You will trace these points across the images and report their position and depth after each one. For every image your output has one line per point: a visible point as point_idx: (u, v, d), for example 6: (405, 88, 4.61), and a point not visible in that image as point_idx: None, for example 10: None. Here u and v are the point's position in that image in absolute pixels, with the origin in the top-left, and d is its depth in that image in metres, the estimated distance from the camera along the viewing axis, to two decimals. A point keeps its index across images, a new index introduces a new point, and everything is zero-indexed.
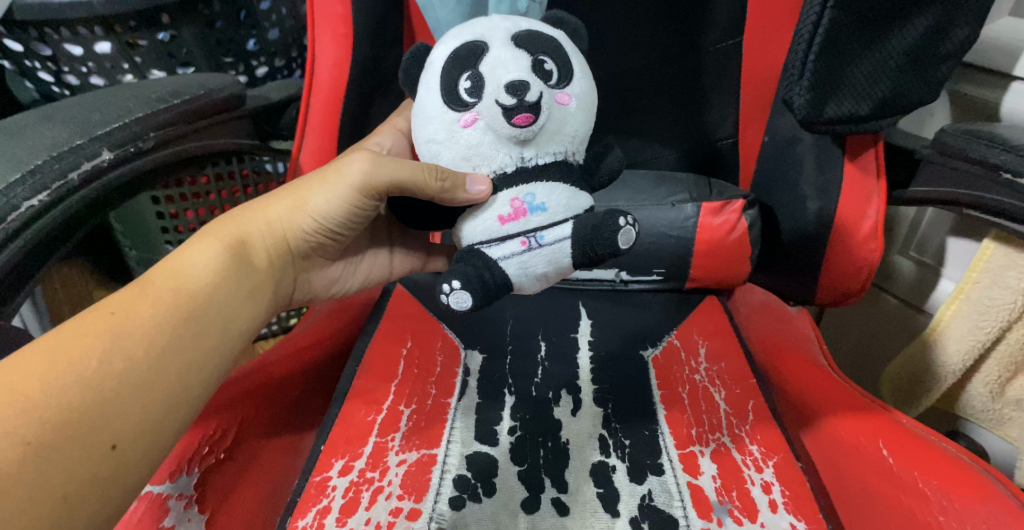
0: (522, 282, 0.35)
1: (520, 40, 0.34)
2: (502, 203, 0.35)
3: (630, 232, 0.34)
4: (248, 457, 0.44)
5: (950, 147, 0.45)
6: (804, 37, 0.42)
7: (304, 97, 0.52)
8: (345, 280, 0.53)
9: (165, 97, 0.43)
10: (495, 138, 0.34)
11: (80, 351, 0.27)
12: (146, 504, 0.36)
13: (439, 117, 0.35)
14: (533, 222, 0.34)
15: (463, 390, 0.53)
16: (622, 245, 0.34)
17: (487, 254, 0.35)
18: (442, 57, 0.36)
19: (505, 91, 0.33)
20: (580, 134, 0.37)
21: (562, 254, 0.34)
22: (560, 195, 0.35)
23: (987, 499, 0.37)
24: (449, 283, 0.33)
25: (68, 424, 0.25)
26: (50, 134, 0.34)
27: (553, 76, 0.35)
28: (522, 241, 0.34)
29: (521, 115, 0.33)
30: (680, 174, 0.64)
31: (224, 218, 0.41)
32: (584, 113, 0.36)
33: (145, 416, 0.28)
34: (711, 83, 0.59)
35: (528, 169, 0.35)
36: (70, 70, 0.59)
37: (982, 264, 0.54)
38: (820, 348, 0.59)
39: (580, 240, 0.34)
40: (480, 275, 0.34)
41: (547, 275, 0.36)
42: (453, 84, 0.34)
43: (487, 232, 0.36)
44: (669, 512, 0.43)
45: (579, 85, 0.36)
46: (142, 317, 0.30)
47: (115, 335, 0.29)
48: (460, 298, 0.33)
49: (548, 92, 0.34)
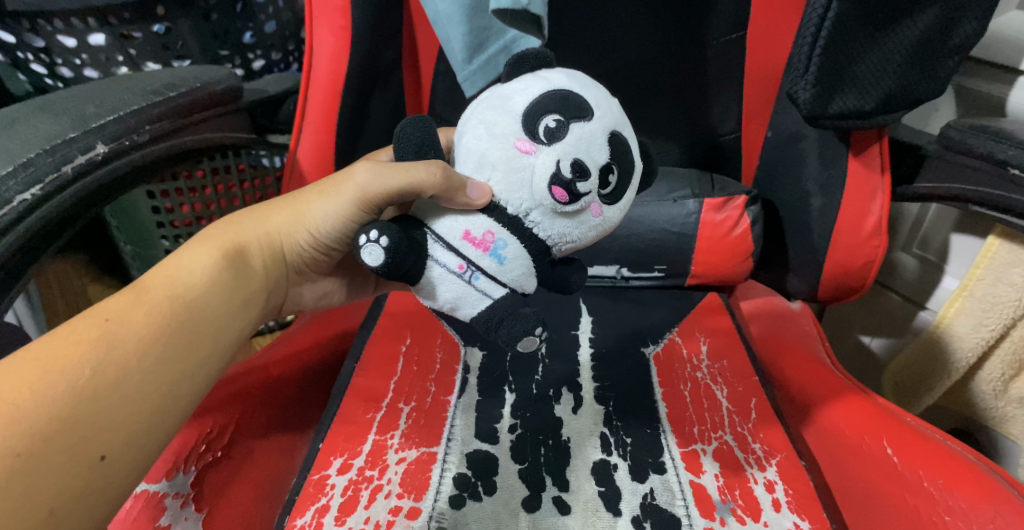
0: (425, 286, 0.34)
1: (616, 141, 0.32)
2: (478, 222, 0.32)
3: (531, 343, 0.32)
4: (244, 455, 0.43)
5: (958, 142, 0.44)
6: (809, 31, 0.41)
7: (302, 91, 0.51)
8: (334, 294, 0.52)
9: (160, 89, 0.42)
10: (527, 181, 0.31)
11: (73, 359, 0.26)
12: (142, 503, 0.35)
13: (506, 119, 0.31)
14: (483, 262, 0.32)
15: (463, 388, 0.53)
16: (518, 346, 0.33)
17: (428, 245, 0.33)
18: (553, 84, 0.32)
19: (574, 161, 0.29)
20: (579, 244, 0.34)
21: (471, 303, 0.33)
22: (523, 266, 0.33)
23: (992, 497, 0.37)
24: (378, 233, 0.30)
25: (57, 434, 0.23)
26: (41, 127, 0.33)
27: (611, 189, 0.32)
28: (459, 264, 0.33)
29: (561, 191, 0.30)
30: (681, 169, 0.63)
31: (224, 224, 0.40)
32: (598, 232, 0.34)
33: (137, 421, 0.27)
34: (714, 77, 0.59)
35: (523, 228, 0.32)
36: (63, 62, 0.58)
37: (987, 261, 0.53)
38: (823, 345, 0.58)
39: (493, 308, 0.33)
40: (406, 255, 0.31)
41: (446, 302, 0.34)
42: (541, 114, 0.30)
43: (446, 231, 0.33)
44: (671, 511, 0.42)
45: (617, 210, 0.34)
46: (138, 325, 0.29)
47: (109, 343, 0.27)
48: (370, 254, 0.30)
49: (596, 195, 0.31)
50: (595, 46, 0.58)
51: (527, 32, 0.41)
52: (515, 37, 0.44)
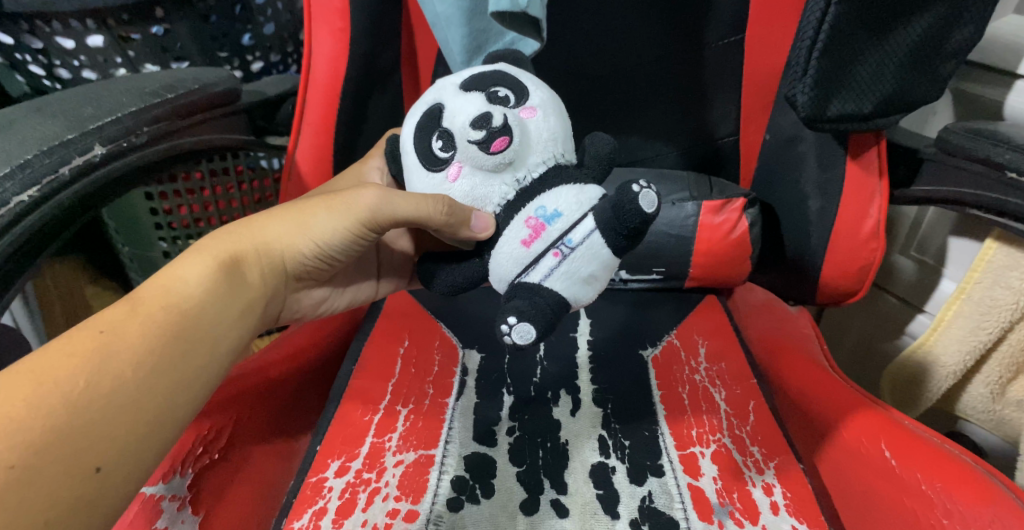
0: (573, 291, 0.33)
1: (468, 85, 0.35)
2: (518, 228, 0.34)
3: (650, 193, 0.31)
4: (242, 458, 0.43)
5: (955, 145, 0.45)
6: (807, 34, 0.42)
7: (301, 93, 0.51)
8: (333, 300, 0.52)
9: (158, 91, 0.42)
10: (483, 171, 0.34)
11: (65, 372, 0.26)
12: (139, 505, 0.35)
13: (429, 182, 0.37)
14: (555, 232, 0.33)
15: (461, 391, 0.53)
16: (649, 210, 0.31)
17: (528, 282, 0.33)
18: (410, 131, 0.37)
19: (472, 128, 0.32)
20: (561, 137, 0.36)
21: (598, 246, 0.32)
22: (566, 193, 0.34)
23: (991, 501, 0.36)
24: (507, 320, 0.31)
25: (52, 447, 0.23)
26: (38, 129, 0.33)
27: (511, 98, 0.35)
28: (555, 254, 0.32)
29: (497, 141, 0.32)
30: (679, 172, 0.63)
31: (219, 235, 0.39)
32: (555, 118, 0.36)
33: (134, 429, 0.27)
34: (712, 80, 0.59)
35: (529, 188, 0.35)
36: (61, 63, 0.58)
37: (984, 265, 0.54)
38: (820, 347, 0.58)
39: (607, 226, 0.32)
40: (530, 301, 0.32)
41: (595, 275, 0.34)
42: (427, 147, 0.35)
43: (517, 263, 0.34)
44: (669, 514, 0.42)
45: (538, 95, 0.35)
46: (132, 335, 0.29)
47: (104, 354, 0.27)
48: (523, 331, 0.31)
49: (512, 112, 0.34)
50: (595, 50, 0.58)
51: (525, 35, 0.41)
52: (513, 39, 0.45)
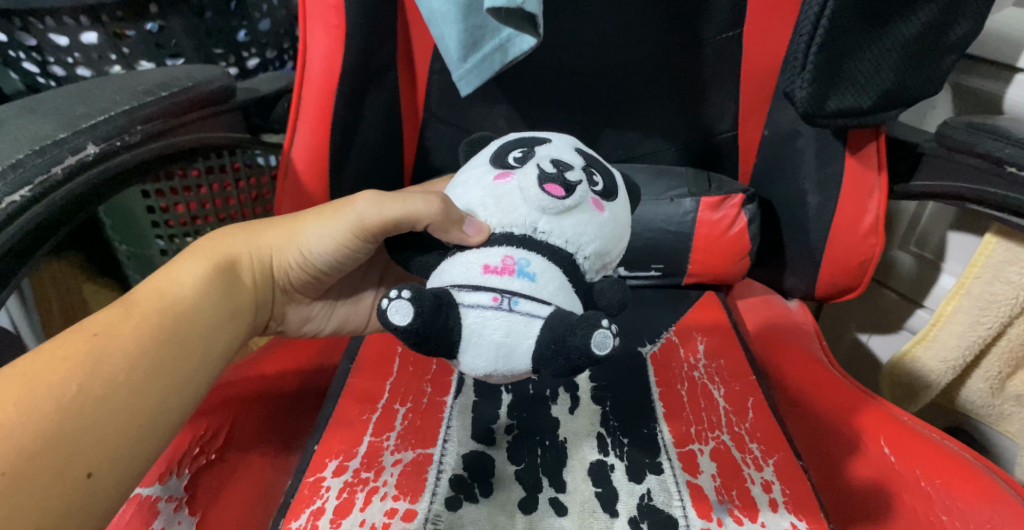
0: (467, 343, 0.28)
1: (581, 153, 0.36)
2: (493, 253, 0.30)
3: (607, 338, 0.27)
4: (240, 456, 0.43)
5: (955, 141, 0.44)
6: (806, 29, 0.41)
7: (296, 90, 0.51)
8: (321, 321, 0.51)
9: (152, 89, 0.42)
10: (519, 198, 0.32)
11: (60, 376, 0.25)
12: (134, 507, 0.35)
13: (478, 172, 0.35)
14: (513, 285, 0.29)
15: (459, 389, 0.53)
16: (596, 352, 0.27)
17: (452, 296, 0.29)
18: (504, 139, 0.38)
19: (551, 164, 0.32)
20: (602, 247, 0.32)
21: (525, 334, 0.28)
22: (556, 277, 0.30)
23: (991, 499, 0.37)
24: (399, 289, 0.28)
25: (45, 449, 0.23)
26: (29, 128, 0.32)
27: (600, 188, 0.34)
28: (493, 297, 0.28)
29: (554, 185, 0.31)
30: (677, 167, 0.61)
31: (218, 237, 0.40)
32: (614, 233, 0.33)
33: (126, 435, 0.26)
34: (711, 76, 0.58)
35: (536, 242, 0.31)
36: (55, 61, 0.57)
37: (983, 260, 0.53)
38: (820, 343, 0.58)
39: (551, 324, 0.28)
40: (434, 299, 0.28)
41: (497, 353, 0.28)
42: (506, 153, 0.35)
43: (464, 275, 0.30)
44: (668, 512, 0.42)
45: (618, 208, 0.35)
46: (125, 339, 0.29)
47: (96, 358, 0.27)
48: (399, 307, 0.27)
49: (589, 191, 0.32)
50: None
51: (521, 31, 0.40)
52: (509, 35, 0.44)
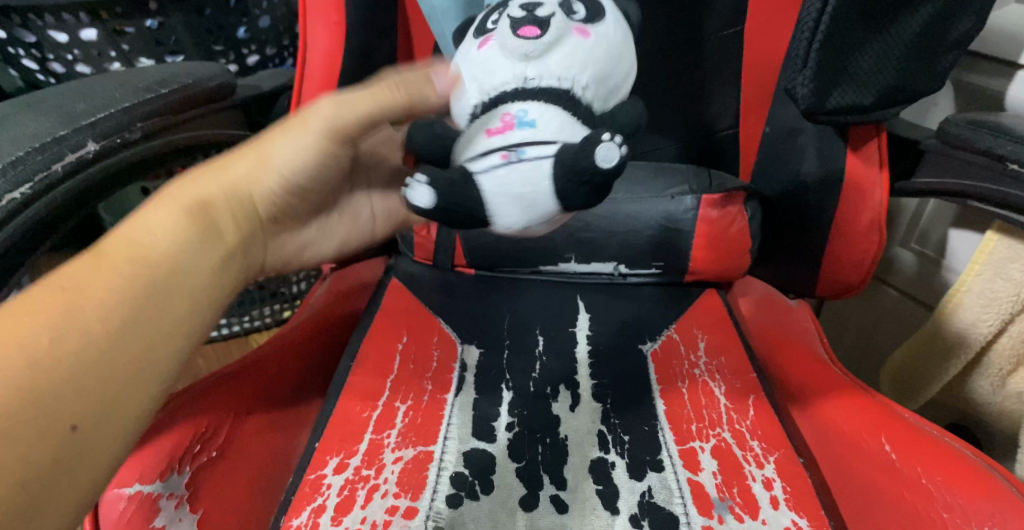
0: (494, 209, 0.39)
1: None
2: (492, 118, 0.39)
3: (608, 148, 0.34)
4: (239, 453, 0.42)
5: (955, 137, 0.44)
6: (807, 24, 0.41)
7: (296, 87, 0.50)
8: (318, 244, 0.49)
9: (152, 86, 0.42)
10: (501, 57, 0.40)
11: (24, 329, 0.23)
12: (135, 504, 0.34)
13: (463, 51, 0.42)
14: (515, 136, 0.38)
15: (460, 386, 0.53)
16: (600, 163, 0.35)
17: (470, 168, 0.39)
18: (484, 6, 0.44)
19: (521, 7, 0.39)
20: (595, 73, 0.39)
21: (534, 179, 0.37)
22: (557, 118, 0.38)
23: (993, 495, 0.36)
24: (419, 175, 0.39)
25: (19, 402, 0.21)
26: (28, 125, 0.32)
27: (580, 13, 0.40)
28: (502, 155, 0.38)
29: (526, 28, 0.38)
30: (678, 166, 0.63)
31: (182, 182, 0.37)
32: (602, 53, 0.39)
33: (118, 391, 0.25)
34: (712, 73, 0.58)
35: (530, 89, 0.38)
36: (55, 58, 0.57)
37: (985, 257, 0.53)
38: (820, 340, 0.58)
39: (562, 164, 0.36)
40: (450, 182, 0.38)
41: (523, 199, 0.38)
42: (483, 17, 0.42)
43: (484, 165, 0.38)
44: (669, 509, 0.42)
45: (607, 28, 0.40)
46: (97, 290, 0.27)
47: (66, 308, 0.25)
48: (420, 193, 0.38)
49: (565, 20, 0.39)
50: None
51: (522, 28, 0.40)
52: None
